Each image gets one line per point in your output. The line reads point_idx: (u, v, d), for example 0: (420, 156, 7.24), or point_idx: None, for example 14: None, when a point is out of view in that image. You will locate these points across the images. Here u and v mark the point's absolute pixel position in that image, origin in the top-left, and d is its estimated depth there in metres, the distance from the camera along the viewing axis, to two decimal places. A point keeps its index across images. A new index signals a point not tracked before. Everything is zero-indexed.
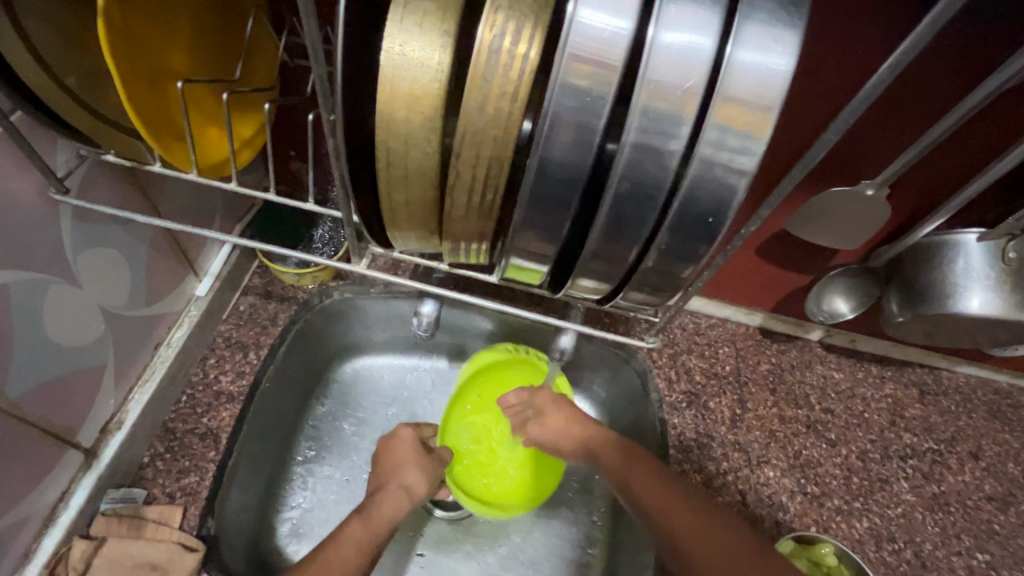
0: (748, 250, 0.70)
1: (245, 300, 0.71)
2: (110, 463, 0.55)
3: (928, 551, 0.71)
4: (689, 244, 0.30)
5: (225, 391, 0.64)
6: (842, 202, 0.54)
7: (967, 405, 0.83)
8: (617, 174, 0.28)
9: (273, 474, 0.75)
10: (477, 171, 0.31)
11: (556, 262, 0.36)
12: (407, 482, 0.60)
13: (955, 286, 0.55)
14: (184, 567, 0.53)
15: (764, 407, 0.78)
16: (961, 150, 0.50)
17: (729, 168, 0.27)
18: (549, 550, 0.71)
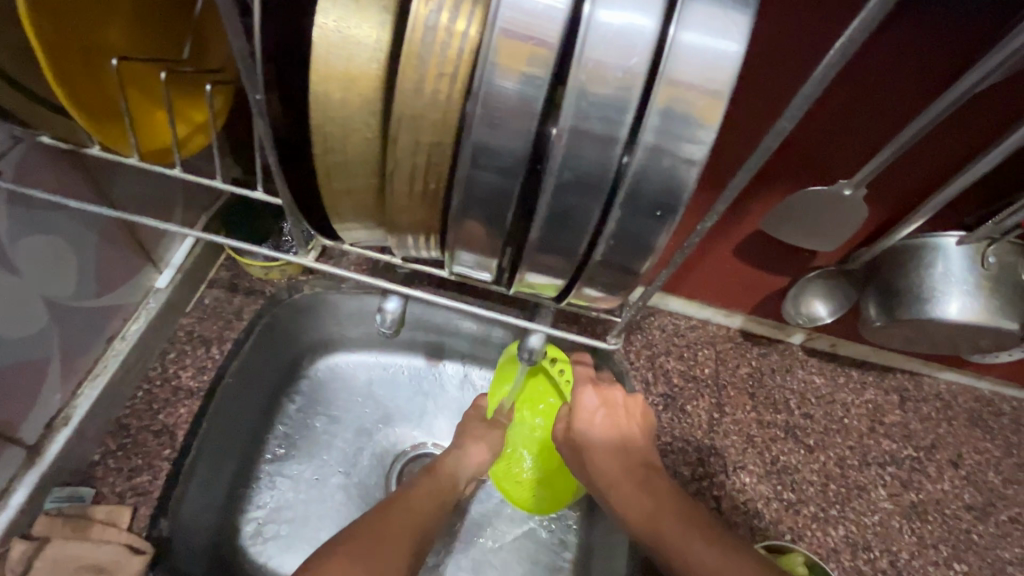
0: (726, 250, 0.68)
1: (209, 293, 0.69)
2: (54, 460, 0.52)
3: (905, 560, 0.69)
4: (639, 238, 0.29)
5: (184, 387, 0.62)
6: (817, 202, 0.53)
7: (947, 412, 0.82)
8: (559, 162, 0.26)
9: (237, 474, 0.73)
10: (418, 157, 0.29)
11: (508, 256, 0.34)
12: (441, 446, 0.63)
13: (933, 291, 0.54)
14: (129, 570, 0.50)
15: (742, 412, 0.76)
16: (939, 149, 0.48)
17: (677, 157, 0.26)
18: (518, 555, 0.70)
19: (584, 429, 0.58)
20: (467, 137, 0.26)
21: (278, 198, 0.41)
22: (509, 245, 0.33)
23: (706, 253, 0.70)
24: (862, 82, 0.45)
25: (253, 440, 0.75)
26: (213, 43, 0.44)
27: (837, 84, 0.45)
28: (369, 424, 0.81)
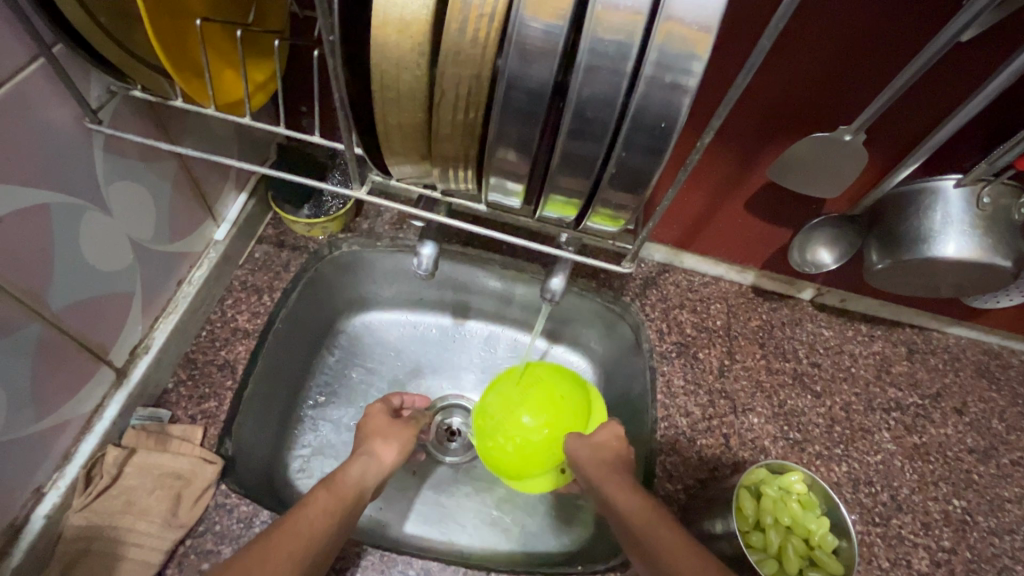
0: (737, 204, 0.73)
1: (259, 248, 0.76)
2: (138, 382, 0.60)
3: (905, 495, 0.72)
4: (644, 158, 0.33)
5: (241, 328, 0.69)
6: (824, 149, 0.56)
7: (955, 363, 0.86)
8: (575, 90, 0.31)
9: (286, 414, 0.80)
10: (460, 89, 0.34)
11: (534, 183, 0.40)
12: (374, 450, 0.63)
13: (932, 233, 0.57)
14: (205, 477, 0.58)
15: (752, 359, 0.81)
16: (934, 93, 0.52)
17: (674, 84, 0.30)
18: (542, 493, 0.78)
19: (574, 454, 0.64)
20: (503, 69, 0.31)
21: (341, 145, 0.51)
22: (536, 169, 0.38)
23: (718, 208, 0.74)
24: (857, 32, 0.49)
25: (299, 385, 0.83)
26: (272, 10, 0.51)
27: (833, 34, 0.50)
28: (402, 374, 0.88)
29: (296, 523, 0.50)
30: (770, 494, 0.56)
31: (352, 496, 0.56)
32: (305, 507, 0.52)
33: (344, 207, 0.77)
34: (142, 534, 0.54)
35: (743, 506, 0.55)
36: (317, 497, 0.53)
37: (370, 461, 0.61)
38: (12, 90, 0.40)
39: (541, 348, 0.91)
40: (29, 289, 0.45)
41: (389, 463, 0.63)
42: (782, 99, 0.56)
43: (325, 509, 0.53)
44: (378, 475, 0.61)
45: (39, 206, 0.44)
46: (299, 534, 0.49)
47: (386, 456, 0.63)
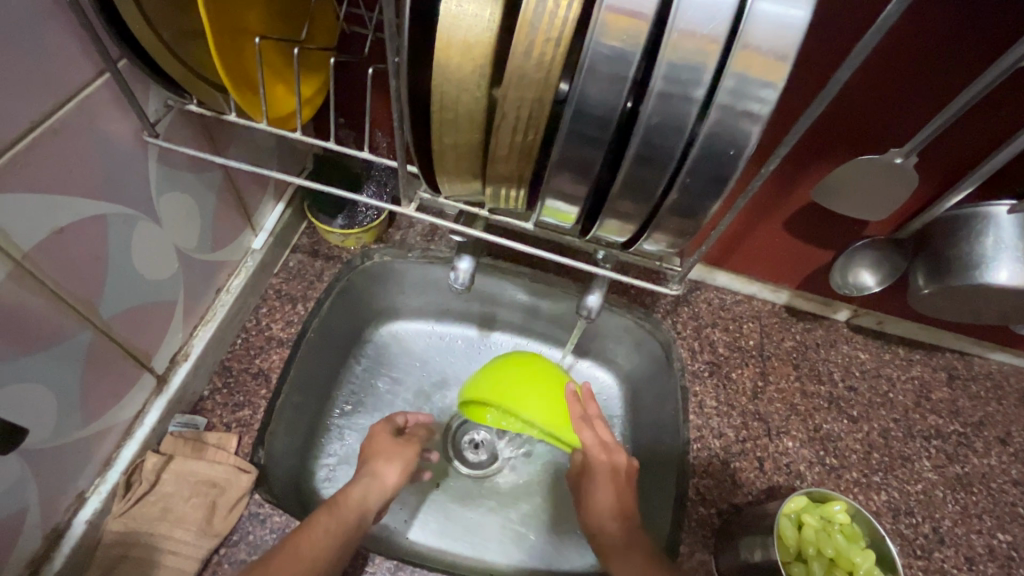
0: (776, 223, 0.72)
1: (293, 257, 0.77)
2: (178, 389, 0.61)
3: (947, 527, 0.70)
4: (708, 184, 0.32)
5: (275, 337, 0.70)
6: (872, 170, 0.55)
7: (999, 391, 0.83)
8: (644, 117, 0.30)
9: (315, 423, 0.81)
10: (521, 111, 0.34)
11: (588, 205, 0.39)
12: (377, 471, 0.64)
13: (984, 259, 0.56)
14: (239, 486, 0.58)
15: (786, 381, 0.79)
16: (991, 117, 0.51)
17: (746, 112, 0.29)
18: (569, 512, 0.77)
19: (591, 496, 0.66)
20: (570, 94, 0.31)
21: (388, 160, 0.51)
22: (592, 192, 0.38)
23: (755, 227, 0.74)
24: (911, 56, 0.48)
25: (328, 394, 0.83)
26: (321, 26, 0.53)
27: (889, 56, 0.49)
28: (428, 386, 0.88)
29: (298, 543, 0.53)
30: (811, 524, 0.54)
31: (353, 518, 0.58)
32: (308, 527, 0.55)
33: (377, 219, 0.78)
34: (179, 542, 0.55)
35: (782, 532, 0.54)
36: (319, 518, 0.56)
37: (372, 484, 0.63)
38: (78, 104, 0.41)
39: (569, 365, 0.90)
40: (86, 299, 0.46)
41: (394, 484, 0.64)
42: (830, 121, 0.56)
43: (329, 529, 0.56)
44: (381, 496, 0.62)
45: (97, 217, 0.45)
46: (302, 555, 0.52)
47: (386, 475, 0.64)
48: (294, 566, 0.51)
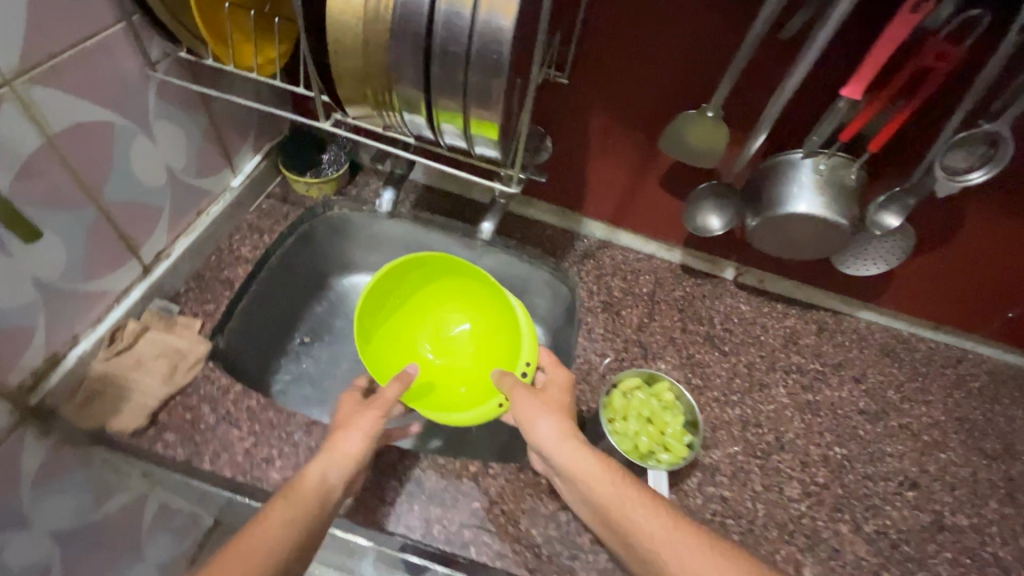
0: (653, 182, 0.88)
1: (266, 201, 0.96)
2: (158, 278, 0.78)
3: (789, 438, 0.82)
4: (488, 81, 0.49)
5: (243, 257, 0.89)
6: (693, 123, 0.72)
7: (862, 342, 0.96)
8: (436, 34, 0.48)
9: (275, 345, 0.98)
10: (377, 39, 0.50)
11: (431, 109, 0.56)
12: (342, 444, 0.62)
13: (787, 195, 0.71)
14: (197, 352, 0.74)
15: (668, 319, 0.93)
16: (769, 74, 0.67)
17: (494, 31, 0.46)
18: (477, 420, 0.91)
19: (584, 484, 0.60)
20: (397, 24, 0.49)
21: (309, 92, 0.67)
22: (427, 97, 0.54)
23: (637, 187, 0.90)
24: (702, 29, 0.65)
25: (290, 324, 1.01)
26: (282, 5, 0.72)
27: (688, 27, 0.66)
28: None
29: (251, 535, 0.50)
30: (638, 397, 0.69)
31: (313, 499, 0.56)
32: (263, 518, 0.52)
33: (337, 172, 0.98)
34: (145, 386, 0.71)
35: (606, 400, 0.68)
36: (275, 507, 0.53)
37: (331, 461, 0.60)
38: (102, 40, 0.59)
39: None
40: (94, 183, 0.65)
41: (355, 456, 0.62)
42: (660, 85, 0.73)
43: (286, 517, 0.53)
44: (343, 472, 0.60)
45: (107, 123, 0.64)
46: (258, 548, 0.49)
47: (350, 445, 0.62)
48: (243, 561, 0.48)
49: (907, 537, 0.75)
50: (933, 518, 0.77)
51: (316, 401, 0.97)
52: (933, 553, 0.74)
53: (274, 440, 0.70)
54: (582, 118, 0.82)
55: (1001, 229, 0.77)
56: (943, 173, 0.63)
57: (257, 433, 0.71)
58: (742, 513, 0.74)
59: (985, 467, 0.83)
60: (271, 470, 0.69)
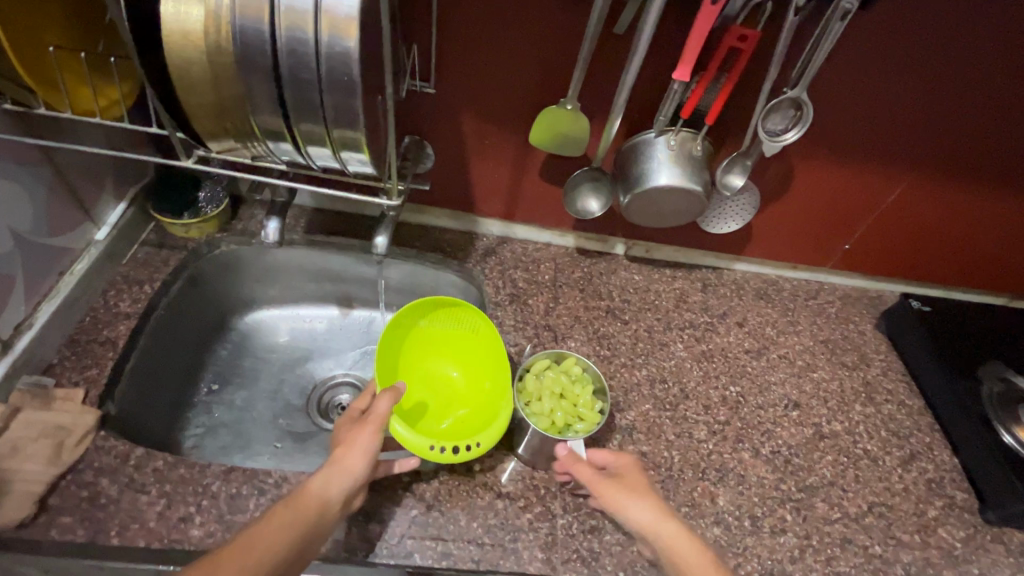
0: (536, 175, 0.93)
1: (141, 249, 0.90)
2: (22, 352, 0.73)
3: (691, 386, 0.91)
4: (344, 100, 0.50)
5: (123, 312, 0.83)
6: (556, 117, 0.78)
7: (740, 290, 1.08)
8: (285, 61, 0.48)
9: (181, 398, 0.94)
10: (224, 67, 0.50)
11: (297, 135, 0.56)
12: (342, 461, 0.62)
13: (650, 171, 0.78)
14: (84, 422, 0.69)
15: (572, 301, 1.00)
16: (608, 65, 0.74)
17: (341, 51, 0.47)
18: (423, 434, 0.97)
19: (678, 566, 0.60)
20: (240, 51, 0.48)
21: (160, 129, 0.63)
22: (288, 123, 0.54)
23: (521, 181, 0.95)
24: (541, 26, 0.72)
25: (193, 375, 0.97)
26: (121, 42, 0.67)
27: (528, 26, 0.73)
28: (292, 359, 1.06)
29: (250, 538, 0.56)
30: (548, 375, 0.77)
31: (314, 509, 0.59)
32: (269, 518, 0.58)
33: (216, 210, 0.92)
34: (25, 471, 0.64)
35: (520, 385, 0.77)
36: (280, 509, 0.59)
37: (333, 474, 0.62)
38: None
39: None
40: None
41: (357, 474, 0.63)
42: (522, 85, 0.79)
43: (286, 521, 0.58)
44: (344, 488, 0.62)
45: None
46: (251, 550, 0.55)
47: (352, 465, 0.62)
48: (241, 559, 0.54)
49: (796, 450, 0.86)
50: (814, 429, 0.89)
51: (236, 446, 0.94)
52: (818, 458, 0.86)
53: (190, 496, 0.67)
54: (458, 123, 0.85)
55: (823, 176, 0.91)
56: (766, 135, 0.74)
57: (168, 494, 0.66)
58: (660, 462, 0.81)
59: (848, 377, 0.98)
60: (191, 528, 0.65)
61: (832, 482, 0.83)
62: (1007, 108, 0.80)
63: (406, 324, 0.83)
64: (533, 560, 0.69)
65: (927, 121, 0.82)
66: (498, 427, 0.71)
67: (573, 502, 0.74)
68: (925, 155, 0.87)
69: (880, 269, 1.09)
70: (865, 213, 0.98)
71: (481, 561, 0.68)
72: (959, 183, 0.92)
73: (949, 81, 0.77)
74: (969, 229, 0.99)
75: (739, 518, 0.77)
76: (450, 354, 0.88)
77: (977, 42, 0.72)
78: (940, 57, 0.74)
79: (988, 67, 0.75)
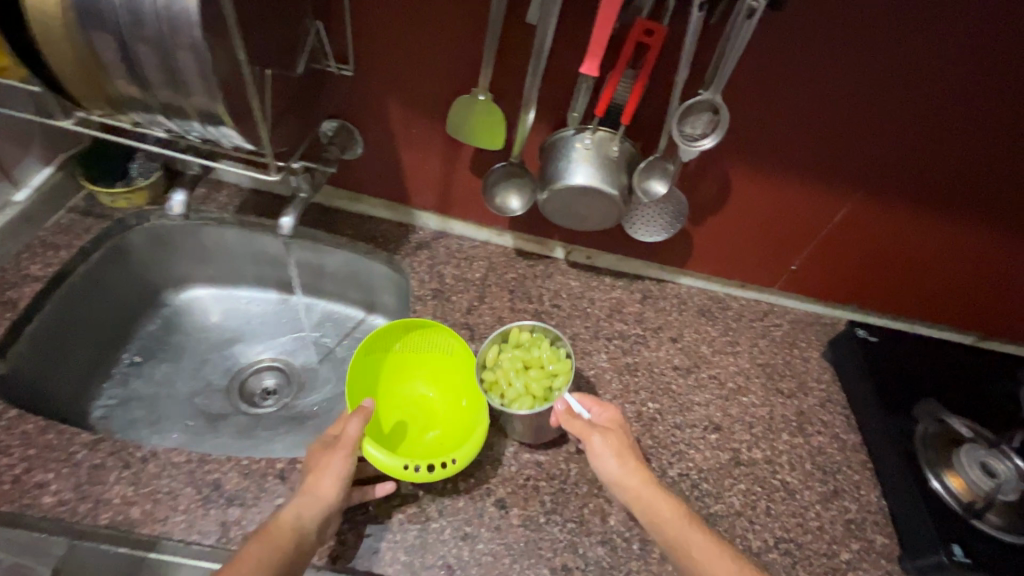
0: (465, 169, 0.90)
1: (66, 215, 0.91)
2: None
3: (606, 399, 0.87)
4: (192, 65, 0.49)
5: (32, 275, 0.84)
6: (470, 107, 0.76)
7: (680, 305, 1.03)
8: (127, 22, 0.48)
9: (97, 368, 0.93)
10: (72, 25, 0.49)
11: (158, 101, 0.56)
12: (313, 490, 0.61)
13: (565, 168, 0.75)
14: None
15: (498, 301, 0.97)
16: (520, 55, 0.72)
17: (181, 11, 0.46)
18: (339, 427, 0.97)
19: (653, 507, 0.65)
20: (86, 9, 0.48)
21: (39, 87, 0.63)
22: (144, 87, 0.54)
23: (451, 175, 0.92)
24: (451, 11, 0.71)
25: (114, 346, 0.96)
26: None
27: (439, 11, 0.71)
28: (221, 340, 1.05)
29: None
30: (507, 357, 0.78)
31: (286, 543, 0.57)
32: (239, 562, 0.55)
33: (144, 182, 0.92)
34: None
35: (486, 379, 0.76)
36: (251, 552, 0.56)
37: (304, 504, 0.60)
38: None
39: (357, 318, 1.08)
40: None
41: (330, 498, 0.61)
42: (440, 72, 0.77)
43: (260, 562, 0.55)
44: (318, 515, 0.60)
45: None
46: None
47: (324, 492, 0.61)
48: None
49: (707, 475, 0.82)
50: (731, 455, 0.84)
51: (145, 423, 0.92)
52: (730, 486, 0.81)
53: (51, 462, 0.66)
54: (380, 109, 0.84)
55: (762, 189, 0.87)
56: (681, 137, 0.71)
57: (29, 458, 0.65)
58: (555, 474, 0.76)
59: (780, 404, 0.92)
60: (44, 495, 0.63)
61: (740, 512, 0.79)
62: (951, 123, 0.75)
63: (384, 342, 0.79)
64: (393, 563, 0.66)
65: (866, 129, 0.77)
66: (472, 445, 0.69)
67: (450, 506, 0.71)
68: (868, 173, 0.83)
69: (832, 293, 1.03)
70: (810, 232, 0.93)
71: (339, 558, 0.66)
72: (909, 205, 0.86)
73: (885, 88, 0.73)
74: (927, 255, 0.93)
75: (629, 540, 0.72)
76: (427, 374, 0.83)
77: (910, 46, 0.68)
78: (871, 60, 0.70)
79: (925, 73, 0.71)
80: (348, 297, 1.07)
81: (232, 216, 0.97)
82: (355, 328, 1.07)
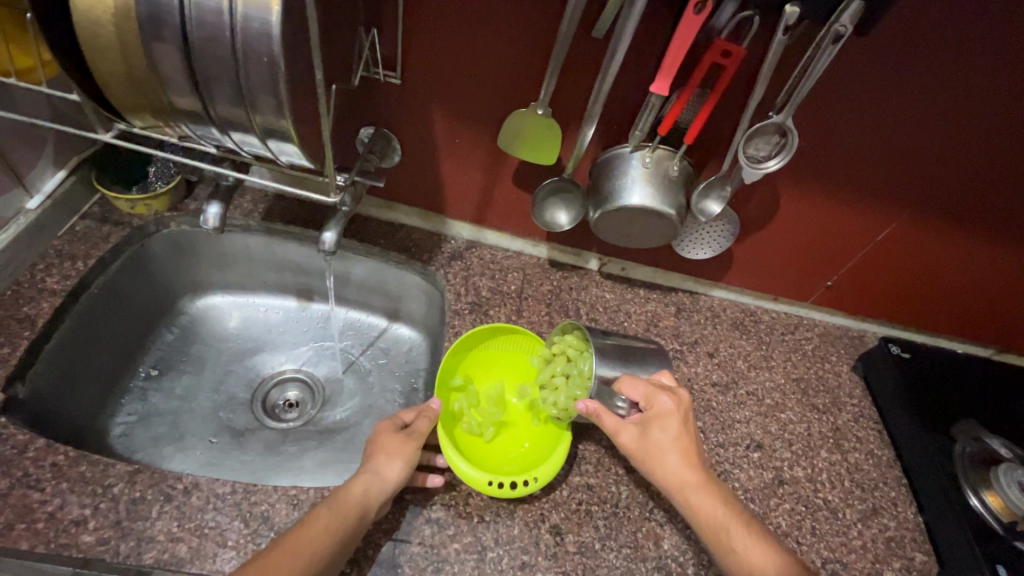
0: (506, 180, 0.87)
1: (81, 222, 0.86)
2: None
3: None
4: (265, 85, 0.45)
5: (48, 288, 0.80)
6: (527, 121, 0.74)
7: (715, 318, 1.03)
8: (196, 36, 0.44)
9: (114, 384, 0.88)
10: (131, 37, 0.45)
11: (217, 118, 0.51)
12: (380, 468, 0.65)
13: (624, 188, 0.72)
14: None
15: (536, 315, 0.94)
16: (582, 69, 0.69)
17: (258, 28, 0.42)
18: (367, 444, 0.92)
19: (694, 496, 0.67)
20: (148, 21, 0.44)
21: (73, 96, 0.58)
22: (203, 103, 0.49)
23: (492, 185, 0.89)
24: (512, 20, 0.67)
25: (130, 359, 0.91)
26: None
27: (499, 20, 0.67)
28: (242, 351, 1.00)
29: (297, 541, 0.57)
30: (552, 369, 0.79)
31: (351, 513, 0.61)
32: (310, 522, 0.59)
33: (165, 186, 0.87)
34: None
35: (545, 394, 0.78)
36: (320, 514, 0.59)
37: (372, 480, 0.64)
38: None
39: (383, 327, 1.04)
40: None
41: (395, 480, 0.65)
42: (493, 82, 0.74)
43: (328, 525, 0.59)
44: (382, 494, 0.63)
45: None
46: (300, 551, 0.56)
47: (389, 472, 0.65)
48: (283, 564, 0.55)
49: (753, 495, 0.82)
50: (773, 474, 0.85)
51: (168, 440, 0.88)
52: (775, 506, 0.82)
53: (87, 496, 0.62)
54: (423, 117, 0.80)
55: (807, 207, 0.86)
56: (746, 159, 0.70)
57: (64, 491, 0.62)
58: (607, 498, 0.75)
59: (816, 421, 0.93)
60: (83, 533, 0.60)
61: (786, 533, 0.79)
62: (1007, 151, 0.75)
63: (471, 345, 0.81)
64: None
65: (922, 153, 0.76)
66: (555, 463, 0.71)
67: (506, 534, 0.70)
68: (916, 195, 0.82)
69: (863, 307, 1.04)
70: (850, 249, 0.93)
71: None
72: (951, 226, 0.86)
73: (947, 114, 0.72)
74: (963, 273, 0.94)
75: (682, 565, 0.72)
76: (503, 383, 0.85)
77: (981, 74, 0.67)
78: (937, 87, 0.69)
79: (990, 102, 0.69)
80: (375, 306, 1.03)
81: (259, 225, 0.93)
82: (379, 338, 1.03)
